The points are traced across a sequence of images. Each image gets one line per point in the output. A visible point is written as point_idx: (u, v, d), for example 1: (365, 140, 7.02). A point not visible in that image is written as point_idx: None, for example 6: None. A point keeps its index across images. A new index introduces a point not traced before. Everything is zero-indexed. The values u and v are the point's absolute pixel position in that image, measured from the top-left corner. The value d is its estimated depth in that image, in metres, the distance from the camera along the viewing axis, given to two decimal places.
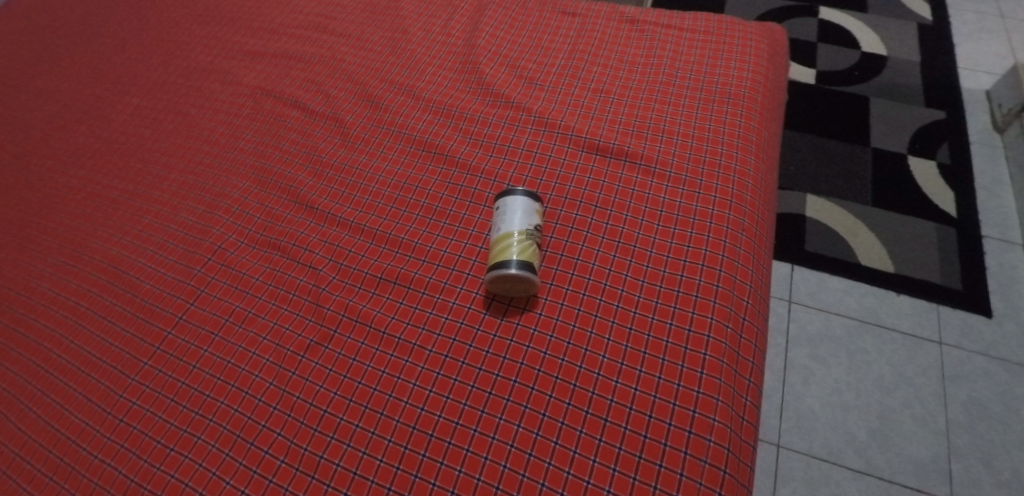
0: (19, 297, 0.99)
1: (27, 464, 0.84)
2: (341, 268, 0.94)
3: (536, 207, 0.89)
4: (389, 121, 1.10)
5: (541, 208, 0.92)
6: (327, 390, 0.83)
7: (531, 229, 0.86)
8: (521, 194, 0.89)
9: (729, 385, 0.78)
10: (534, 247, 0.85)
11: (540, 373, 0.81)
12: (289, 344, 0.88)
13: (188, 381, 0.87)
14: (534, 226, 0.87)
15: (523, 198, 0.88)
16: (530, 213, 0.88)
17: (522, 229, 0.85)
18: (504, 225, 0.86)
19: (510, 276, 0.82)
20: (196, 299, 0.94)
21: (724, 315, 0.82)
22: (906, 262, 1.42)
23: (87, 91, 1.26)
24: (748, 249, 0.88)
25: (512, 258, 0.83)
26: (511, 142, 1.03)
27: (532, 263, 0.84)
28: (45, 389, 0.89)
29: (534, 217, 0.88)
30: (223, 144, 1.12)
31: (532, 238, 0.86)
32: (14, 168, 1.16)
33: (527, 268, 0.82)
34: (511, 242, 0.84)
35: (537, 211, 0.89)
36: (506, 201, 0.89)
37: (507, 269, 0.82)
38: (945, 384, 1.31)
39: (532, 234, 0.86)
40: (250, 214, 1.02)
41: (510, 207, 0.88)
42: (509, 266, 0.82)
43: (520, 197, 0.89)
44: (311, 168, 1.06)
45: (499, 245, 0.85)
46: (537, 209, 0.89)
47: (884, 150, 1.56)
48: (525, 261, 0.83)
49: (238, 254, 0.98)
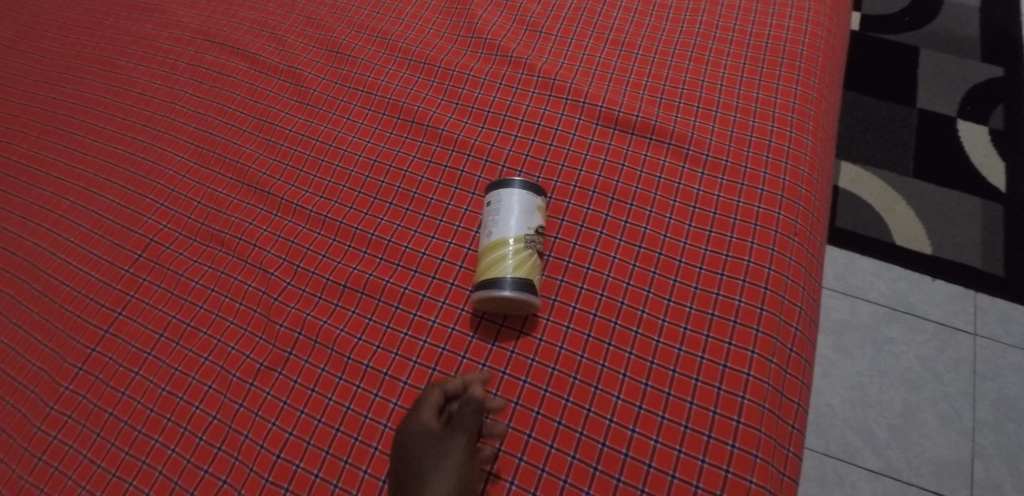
0: None
1: None
2: (297, 271, 0.77)
3: (538, 203, 0.71)
4: (358, 78, 0.89)
5: (544, 203, 0.74)
6: (280, 429, 0.68)
7: (531, 233, 0.69)
8: (521, 186, 0.71)
9: (772, 437, 0.63)
10: (536, 256, 0.69)
11: (539, 417, 0.66)
12: (234, 369, 0.72)
13: (116, 412, 0.71)
14: (536, 228, 0.70)
15: (523, 191, 0.71)
16: (530, 212, 0.70)
17: (522, 234, 0.68)
18: (498, 228, 0.69)
19: (505, 298, 0.66)
20: (125, 307, 0.77)
21: (768, 347, 0.66)
22: (945, 243, 1.27)
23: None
24: (801, 260, 0.70)
25: (507, 273, 0.66)
26: (508, 110, 0.84)
27: (533, 280, 0.67)
28: None
29: (535, 216, 0.71)
30: (157, 105, 0.92)
31: (534, 244, 0.69)
32: None
33: (526, 288, 0.66)
34: (506, 251, 0.67)
35: (541, 207, 0.72)
36: (500, 195, 0.71)
37: (501, 290, 0.66)
38: (975, 380, 1.19)
39: (534, 240, 0.69)
40: (190, 198, 0.84)
41: (505, 204, 0.70)
42: (503, 286, 0.66)
43: (519, 189, 0.71)
44: (263, 138, 0.87)
45: (489, 256, 0.68)
46: (541, 204, 0.72)
47: (931, 112, 1.37)
48: (525, 278, 0.67)
49: (175, 249, 0.80)
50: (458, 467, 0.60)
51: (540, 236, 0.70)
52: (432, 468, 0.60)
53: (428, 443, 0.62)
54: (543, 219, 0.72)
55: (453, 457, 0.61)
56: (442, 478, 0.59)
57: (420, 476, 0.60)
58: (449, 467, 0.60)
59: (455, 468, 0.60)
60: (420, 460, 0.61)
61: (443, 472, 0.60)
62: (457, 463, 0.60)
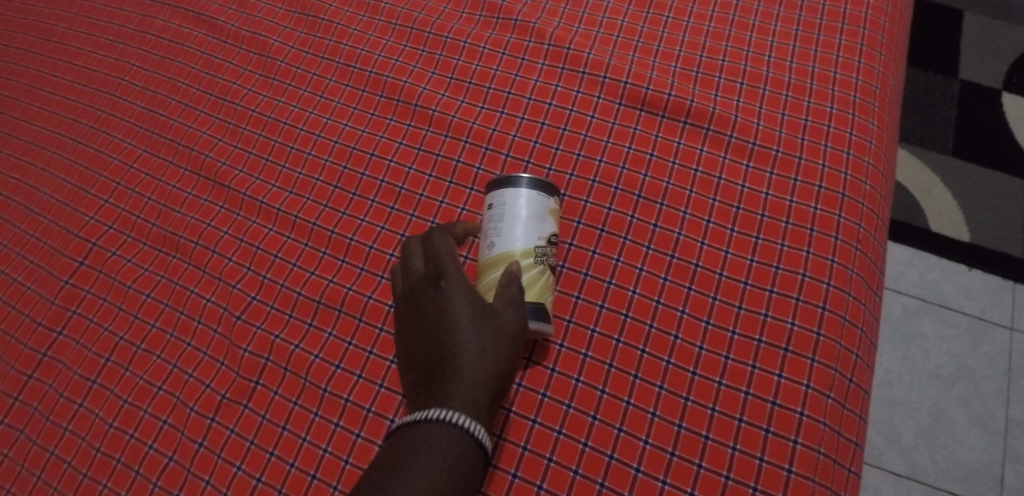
0: None
1: None
2: (263, 283, 0.64)
3: (549, 206, 0.58)
4: (334, 47, 0.76)
5: (559, 201, 0.61)
6: (247, 474, 0.56)
7: (543, 245, 0.57)
8: (532, 185, 0.58)
9: (828, 486, 0.53)
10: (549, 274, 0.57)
11: (551, 464, 0.56)
12: (191, 402, 0.60)
13: (57, 451, 0.60)
14: (549, 238, 0.58)
15: (534, 191, 0.57)
16: (539, 219, 0.57)
17: (532, 249, 0.56)
18: (502, 239, 0.57)
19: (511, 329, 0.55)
20: (65, 326, 0.65)
21: (824, 380, 0.55)
22: (984, 229, 1.16)
23: None
24: (863, 272, 0.59)
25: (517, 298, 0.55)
26: (513, 86, 0.71)
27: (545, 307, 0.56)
28: None
29: (548, 221, 0.58)
30: (100, 80, 0.79)
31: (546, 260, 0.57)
32: None
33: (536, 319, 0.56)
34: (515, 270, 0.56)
35: (555, 210, 0.59)
36: (505, 195, 0.58)
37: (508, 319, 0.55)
38: (1010, 378, 1.08)
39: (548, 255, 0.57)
40: (139, 193, 0.71)
41: (513, 207, 0.57)
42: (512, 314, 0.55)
43: (530, 189, 0.57)
44: (222, 120, 0.74)
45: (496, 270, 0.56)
46: (554, 205, 0.59)
47: (974, 83, 1.24)
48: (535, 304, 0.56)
49: (122, 255, 0.68)
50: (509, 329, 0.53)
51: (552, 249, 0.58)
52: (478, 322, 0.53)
53: (468, 297, 0.53)
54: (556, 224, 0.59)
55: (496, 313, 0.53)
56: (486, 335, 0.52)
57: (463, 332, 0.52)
58: (499, 327, 0.52)
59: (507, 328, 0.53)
60: (459, 314, 0.53)
61: (493, 331, 0.52)
62: (509, 325, 0.53)
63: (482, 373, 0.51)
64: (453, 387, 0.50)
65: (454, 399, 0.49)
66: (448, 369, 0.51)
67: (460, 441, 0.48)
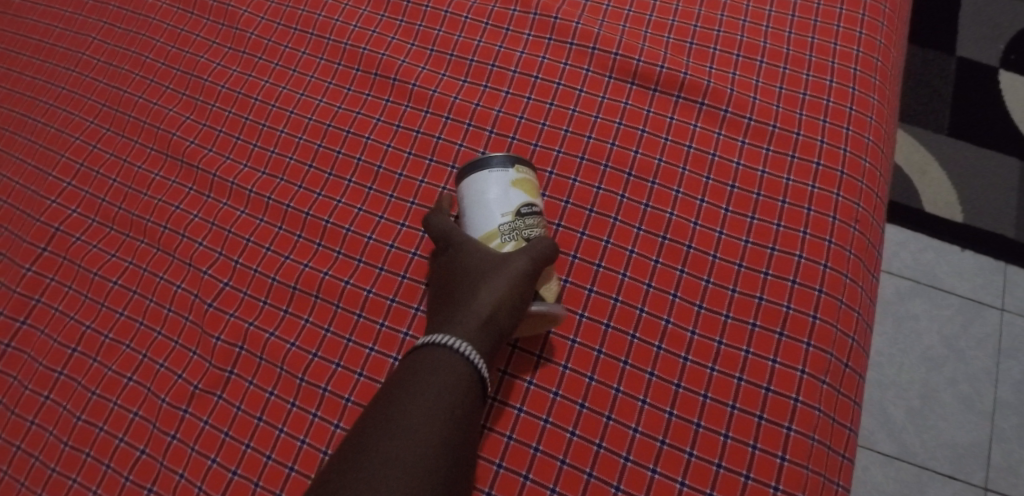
0: None
1: None
2: (236, 269, 0.61)
3: (509, 176, 0.53)
4: (307, 18, 0.72)
5: (529, 168, 0.55)
6: (222, 467, 0.54)
7: (510, 220, 0.53)
8: (488, 163, 0.53)
9: (822, 473, 0.51)
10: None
11: (537, 454, 0.54)
12: (163, 393, 0.57)
13: (22, 446, 0.57)
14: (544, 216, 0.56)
15: (492, 169, 0.53)
16: (500, 194, 0.53)
17: (517, 227, 0.53)
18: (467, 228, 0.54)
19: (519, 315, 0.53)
20: (29, 315, 0.62)
21: (820, 365, 0.53)
22: (978, 209, 1.15)
23: None
24: (861, 253, 0.57)
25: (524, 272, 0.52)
26: (497, 58, 0.68)
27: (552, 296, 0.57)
28: None
29: (513, 193, 0.53)
30: (59, 55, 0.74)
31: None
32: None
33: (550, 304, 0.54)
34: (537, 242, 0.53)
35: (524, 177, 0.54)
36: (463, 184, 0.54)
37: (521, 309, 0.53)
38: (1000, 358, 1.08)
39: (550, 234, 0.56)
40: (104, 175, 0.67)
41: (475, 191, 0.53)
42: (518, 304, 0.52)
43: (488, 168, 0.53)
44: (190, 97, 0.70)
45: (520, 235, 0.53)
46: (523, 173, 0.55)
47: (971, 60, 1.22)
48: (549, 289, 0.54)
49: (88, 241, 0.65)
50: (523, 267, 0.51)
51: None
52: (483, 269, 0.51)
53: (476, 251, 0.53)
54: (532, 194, 0.55)
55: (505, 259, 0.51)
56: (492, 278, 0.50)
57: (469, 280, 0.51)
58: (506, 271, 0.50)
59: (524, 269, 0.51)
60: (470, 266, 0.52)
61: (502, 268, 0.51)
62: (514, 268, 0.51)
63: (480, 311, 0.49)
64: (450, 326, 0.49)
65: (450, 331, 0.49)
66: (454, 308, 0.51)
67: (439, 368, 0.46)
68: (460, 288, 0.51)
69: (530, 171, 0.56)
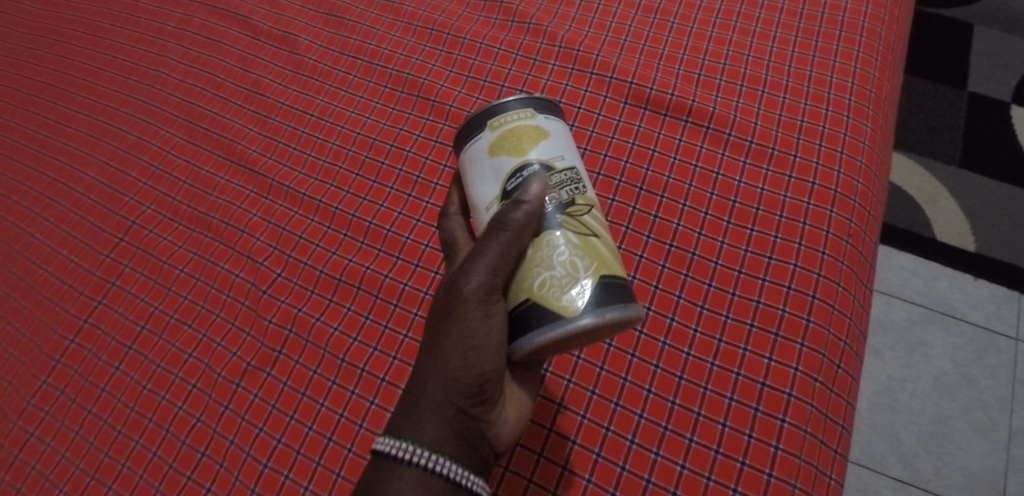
0: None
1: None
2: (288, 261, 0.69)
3: (484, 150, 0.52)
4: (359, 46, 0.81)
5: (508, 120, 0.51)
6: (268, 435, 0.61)
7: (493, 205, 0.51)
8: (466, 139, 0.53)
9: (814, 464, 0.56)
10: (595, 243, 0.50)
11: (551, 434, 0.60)
12: (219, 368, 0.64)
13: (94, 410, 0.65)
14: (554, 166, 0.51)
15: (470, 148, 0.53)
16: (482, 176, 0.52)
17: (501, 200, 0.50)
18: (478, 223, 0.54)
19: (560, 333, 0.46)
20: (105, 296, 0.70)
21: (813, 364, 0.58)
22: (991, 239, 1.18)
23: None
24: (853, 265, 0.62)
25: (527, 294, 0.48)
26: (525, 83, 0.76)
27: (624, 290, 0.48)
28: None
29: (489, 167, 0.51)
30: (140, 73, 0.85)
31: (580, 223, 0.50)
32: None
33: (588, 301, 0.46)
34: (547, 244, 0.49)
35: (503, 136, 0.51)
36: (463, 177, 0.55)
37: (547, 328, 0.46)
38: (1014, 388, 1.09)
39: (577, 194, 0.50)
40: (175, 177, 0.76)
41: (463, 171, 0.54)
42: (539, 324, 0.47)
43: (467, 150, 0.53)
44: (253, 112, 0.79)
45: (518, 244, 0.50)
46: (505, 128, 0.51)
47: (983, 96, 1.26)
48: (584, 284, 0.47)
49: (159, 233, 0.73)
50: (473, 306, 0.47)
51: (582, 193, 0.52)
52: (435, 327, 0.49)
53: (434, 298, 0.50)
54: (519, 150, 0.51)
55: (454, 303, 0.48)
56: (444, 340, 0.48)
57: (425, 342, 0.49)
58: (456, 326, 0.48)
59: (471, 303, 0.47)
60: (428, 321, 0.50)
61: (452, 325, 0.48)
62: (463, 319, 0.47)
63: (432, 387, 0.47)
64: (409, 407, 0.48)
65: (404, 417, 0.47)
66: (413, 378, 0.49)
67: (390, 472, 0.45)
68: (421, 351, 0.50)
69: (521, 119, 0.52)
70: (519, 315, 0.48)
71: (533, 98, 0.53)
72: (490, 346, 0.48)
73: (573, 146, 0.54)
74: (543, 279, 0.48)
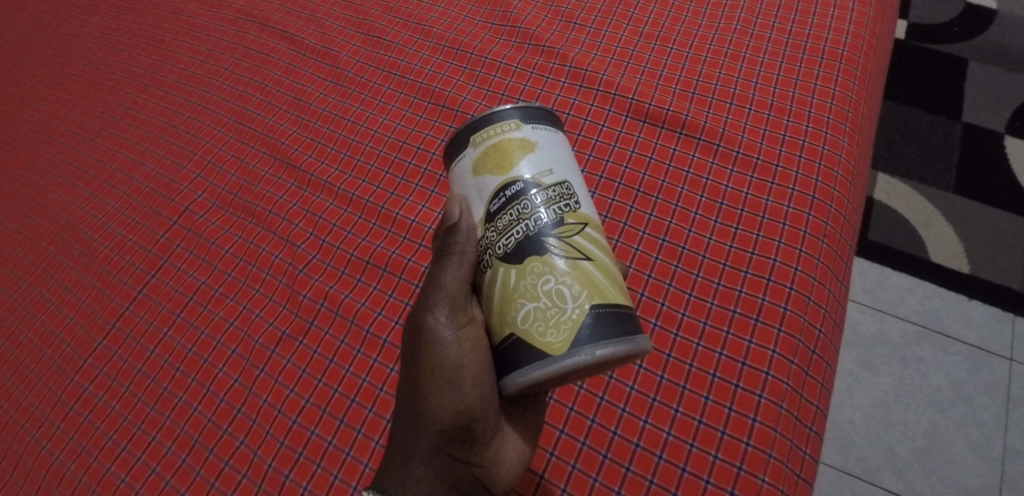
0: None
1: None
2: (322, 245, 0.77)
3: (471, 169, 0.58)
4: (392, 62, 0.91)
5: (491, 137, 0.57)
6: (298, 396, 0.68)
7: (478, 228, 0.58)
8: (455, 156, 0.59)
9: (788, 437, 0.62)
10: (584, 268, 0.54)
11: (552, 402, 0.68)
12: (257, 335, 0.72)
13: (144, 369, 0.73)
14: (541, 183, 0.56)
15: (460, 167, 0.59)
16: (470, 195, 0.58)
17: (485, 220, 0.57)
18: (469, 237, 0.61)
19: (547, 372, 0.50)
20: (158, 271, 0.79)
21: (789, 347, 0.65)
22: (985, 263, 1.23)
23: (60, 9, 1.10)
24: (829, 262, 0.69)
25: (513, 330, 0.52)
26: (538, 98, 0.85)
27: (609, 325, 0.51)
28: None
29: (475, 184, 0.58)
30: (198, 80, 0.95)
31: (570, 247, 0.54)
32: None
33: (572, 339, 0.50)
34: (532, 274, 0.53)
35: (485, 156, 0.57)
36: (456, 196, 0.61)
37: (533, 368, 0.51)
38: (1009, 407, 1.13)
39: (565, 214, 0.55)
40: (224, 170, 0.85)
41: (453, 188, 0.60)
42: (525, 364, 0.51)
43: (458, 169, 0.59)
44: (296, 116, 0.88)
45: (502, 274, 0.54)
46: (488, 145, 0.57)
47: (977, 127, 1.32)
48: (568, 318, 0.51)
49: (208, 218, 0.82)
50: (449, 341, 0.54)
51: (573, 211, 0.56)
52: (416, 369, 0.56)
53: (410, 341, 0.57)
54: (500, 170, 0.56)
55: (431, 345, 0.55)
56: (426, 383, 0.55)
57: (407, 383, 0.56)
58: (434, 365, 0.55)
59: (441, 335, 0.55)
60: (407, 363, 0.57)
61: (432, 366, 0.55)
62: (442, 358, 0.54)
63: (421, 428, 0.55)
64: (405, 448, 0.55)
65: (403, 458, 0.55)
66: (401, 419, 0.56)
67: None
68: (403, 391, 0.56)
69: (502, 136, 0.57)
70: (506, 351, 0.53)
71: (521, 113, 0.58)
72: (468, 375, 0.54)
73: (562, 157, 0.58)
74: (530, 317, 0.52)
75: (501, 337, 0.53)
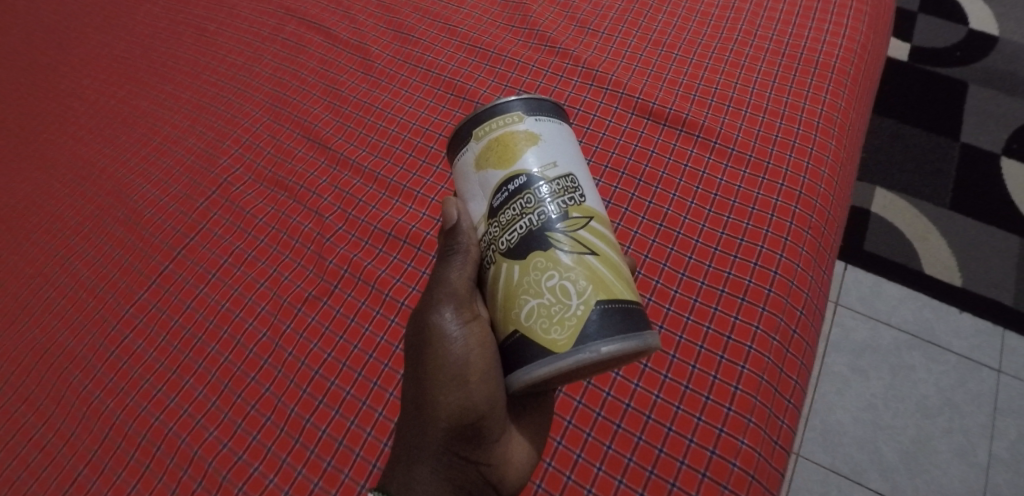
0: (33, 214, 0.95)
1: (28, 392, 0.80)
2: (348, 218, 0.84)
3: (474, 163, 0.62)
4: (419, 57, 0.99)
5: (492, 132, 0.61)
6: (320, 350, 0.75)
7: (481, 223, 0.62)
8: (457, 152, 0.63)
9: (767, 406, 0.68)
10: (588, 262, 0.58)
11: None
12: (285, 295, 0.79)
13: (181, 320, 0.80)
14: (546, 176, 0.60)
15: (464, 159, 0.63)
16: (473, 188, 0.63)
17: (488, 214, 0.61)
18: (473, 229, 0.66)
19: (551, 368, 0.55)
20: (196, 234, 0.87)
21: (771, 325, 0.71)
22: (977, 277, 1.27)
23: None
24: (812, 252, 0.75)
25: (519, 327, 0.57)
26: (552, 94, 0.92)
27: (610, 324, 0.55)
28: (47, 312, 0.86)
29: (477, 178, 0.62)
30: (239, 67, 1.03)
31: (575, 241, 0.59)
32: (40, 74, 1.11)
33: (575, 335, 0.55)
34: (535, 270, 0.57)
35: (487, 149, 0.61)
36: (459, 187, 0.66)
37: (538, 365, 0.55)
38: (995, 416, 1.16)
39: (570, 208, 0.60)
40: (260, 147, 0.93)
41: (457, 183, 0.64)
42: (530, 361, 0.55)
43: (462, 162, 0.63)
44: (328, 102, 0.96)
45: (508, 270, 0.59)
46: (490, 139, 0.61)
47: (975, 147, 1.37)
48: (572, 314, 0.55)
49: (244, 190, 0.89)
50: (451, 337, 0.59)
51: (578, 204, 0.60)
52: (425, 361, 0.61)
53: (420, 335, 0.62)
54: (501, 163, 0.61)
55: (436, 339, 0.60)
56: (432, 374, 0.60)
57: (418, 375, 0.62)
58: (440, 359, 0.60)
59: (446, 329, 0.60)
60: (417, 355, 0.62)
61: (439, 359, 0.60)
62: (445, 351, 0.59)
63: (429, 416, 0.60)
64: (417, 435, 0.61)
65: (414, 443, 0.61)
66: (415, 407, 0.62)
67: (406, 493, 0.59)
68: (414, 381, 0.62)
69: (502, 129, 0.61)
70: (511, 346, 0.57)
71: (520, 107, 0.62)
72: (471, 368, 0.58)
73: (563, 148, 0.62)
74: (534, 314, 0.56)
75: (506, 334, 0.58)
